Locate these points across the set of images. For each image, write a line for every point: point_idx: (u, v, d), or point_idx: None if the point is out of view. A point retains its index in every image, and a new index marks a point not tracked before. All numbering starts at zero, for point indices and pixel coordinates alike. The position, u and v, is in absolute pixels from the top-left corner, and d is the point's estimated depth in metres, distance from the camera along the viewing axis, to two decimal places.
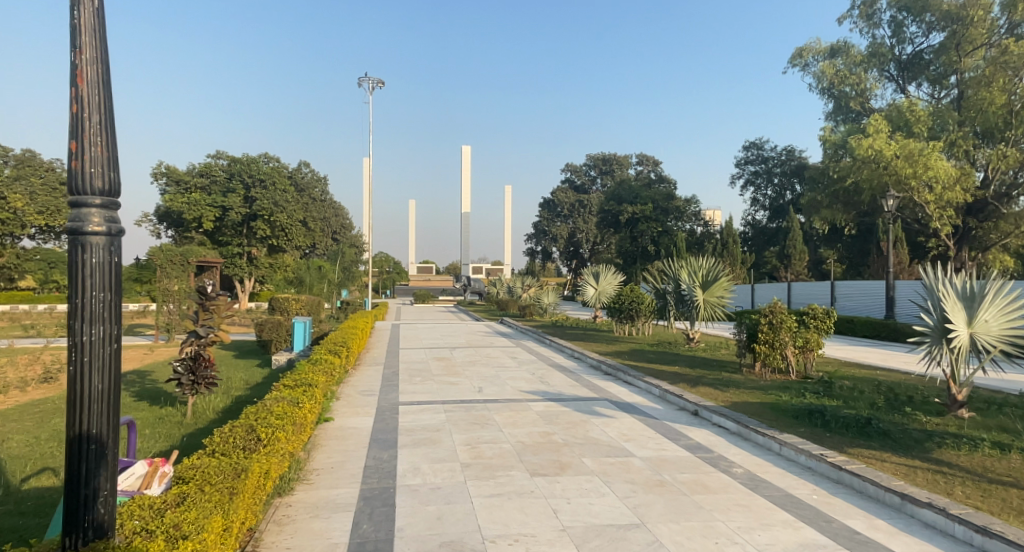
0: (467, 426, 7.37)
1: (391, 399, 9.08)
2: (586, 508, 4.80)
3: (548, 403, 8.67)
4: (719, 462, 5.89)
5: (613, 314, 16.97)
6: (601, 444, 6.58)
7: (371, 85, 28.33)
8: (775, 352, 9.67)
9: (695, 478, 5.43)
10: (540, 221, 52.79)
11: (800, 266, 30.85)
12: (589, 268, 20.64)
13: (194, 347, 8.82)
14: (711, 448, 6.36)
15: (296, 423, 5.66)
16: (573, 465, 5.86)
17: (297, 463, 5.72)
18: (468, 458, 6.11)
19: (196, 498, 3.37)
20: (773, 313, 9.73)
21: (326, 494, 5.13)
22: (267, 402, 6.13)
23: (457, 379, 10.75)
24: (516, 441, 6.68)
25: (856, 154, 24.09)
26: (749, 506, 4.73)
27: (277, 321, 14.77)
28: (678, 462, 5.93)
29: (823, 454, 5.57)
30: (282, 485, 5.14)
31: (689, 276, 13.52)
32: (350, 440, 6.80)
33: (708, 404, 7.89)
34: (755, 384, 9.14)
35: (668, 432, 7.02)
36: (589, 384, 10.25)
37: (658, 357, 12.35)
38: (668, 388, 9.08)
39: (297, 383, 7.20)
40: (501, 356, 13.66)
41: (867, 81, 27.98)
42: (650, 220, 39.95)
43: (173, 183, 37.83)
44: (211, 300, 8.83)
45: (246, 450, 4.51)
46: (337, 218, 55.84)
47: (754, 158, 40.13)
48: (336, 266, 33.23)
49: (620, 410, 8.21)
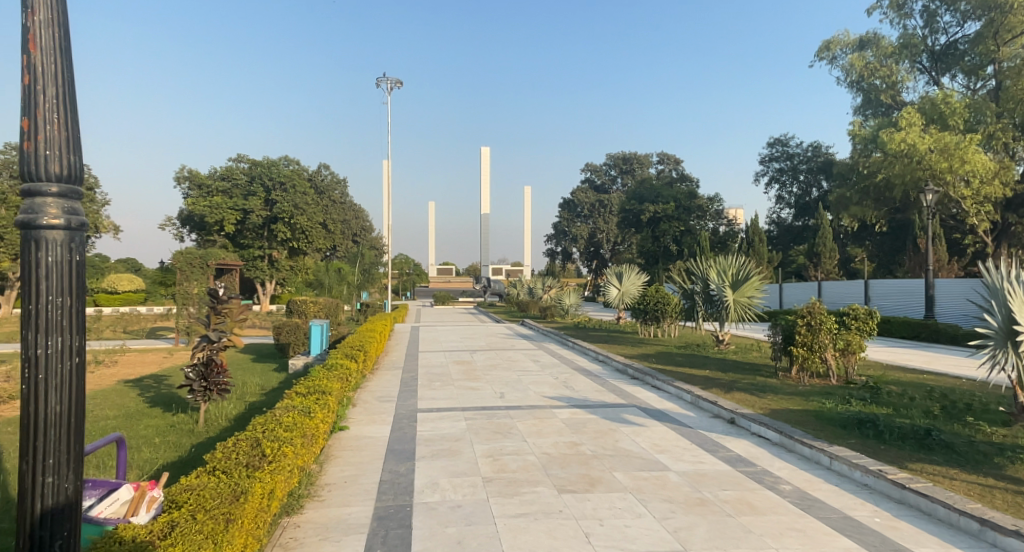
0: (488, 435, 6.96)
1: (410, 405, 8.70)
2: (621, 531, 4.36)
3: (573, 410, 8.23)
4: (763, 477, 5.41)
5: (637, 315, 16.46)
6: (632, 456, 6.13)
7: (389, 86, 28.14)
8: (813, 356, 9.12)
9: (739, 496, 4.97)
10: (559, 221, 52.28)
11: (829, 264, 30.02)
12: (612, 268, 20.07)
13: (207, 352, 8.51)
14: (753, 461, 5.87)
15: (306, 435, 5.29)
16: (603, 480, 5.42)
17: (306, 478, 5.36)
18: (490, 471, 5.69)
19: (187, 527, 3.00)
20: (812, 314, 9.18)
21: (337, 513, 4.76)
22: (278, 412, 5.77)
23: (478, 383, 10.35)
24: (541, 452, 6.25)
25: (888, 149, 23.29)
26: (804, 530, 4.28)
27: (295, 324, 14.52)
28: (718, 477, 5.46)
29: (882, 469, 5.08)
30: (289, 504, 4.76)
31: (719, 275, 12.96)
32: (366, 451, 6.43)
33: (745, 411, 7.40)
34: (794, 390, 8.61)
35: (705, 443, 6.56)
36: (616, 389, 9.78)
37: (687, 360, 11.84)
38: (700, 393, 8.58)
39: (310, 391, 6.85)
40: (523, 359, 13.24)
41: (898, 73, 27.07)
42: (672, 220, 39.28)
43: (196, 187, 38.14)
44: (223, 304, 8.64)
45: (248, 468, 4.14)
46: (357, 220, 55.84)
47: (779, 155, 39.15)
48: (356, 268, 33.08)
49: (651, 418, 7.73)
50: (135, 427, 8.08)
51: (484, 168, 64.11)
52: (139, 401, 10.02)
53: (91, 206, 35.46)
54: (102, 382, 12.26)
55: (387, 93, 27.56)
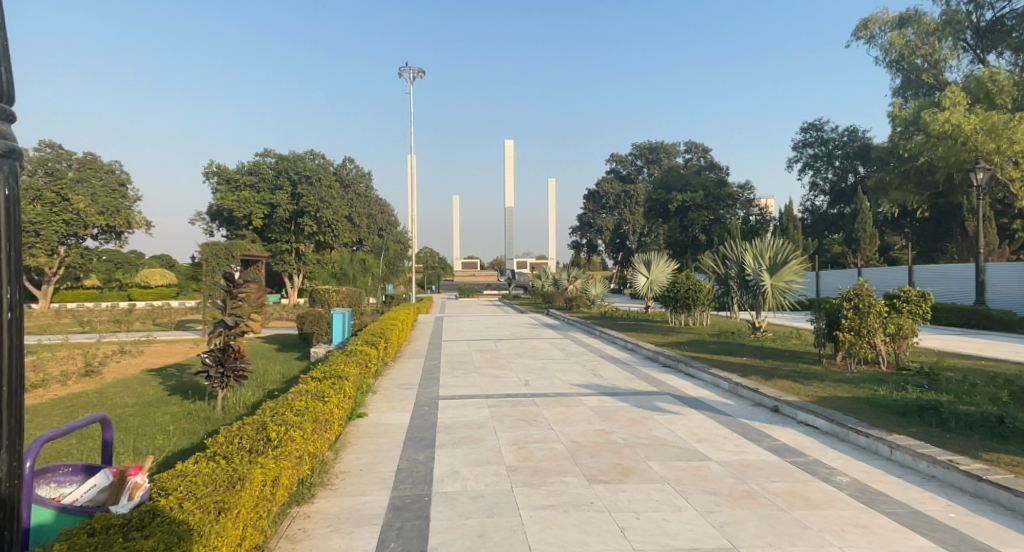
0: (513, 423, 6.56)
1: (431, 393, 8.35)
2: (660, 525, 3.93)
3: (603, 398, 7.78)
4: (817, 468, 4.92)
5: (667, 303, 15.88)
6: (668, 445, 5.67)
7: (412, 75, 27.68)
8: (861, 341, 8.55)
9: (790, 488, 4.50)
10: (584, 213, 51.63)
11: (869, 250, 29.32)
12: (640, 255, 19.43)
13: (223, 338, 8.20)
14: (803, 451, 5.38)
15: (319, 420, 4.95)
16: (637, 470, 4.97)
17: (319, 465, 5.02)
18: (515, 460, 5.28)
19: (176, 517, 2.64)
20: (859, 296, 8.55)
21: (352, 502, 4.41)
22: (291, 396, 5.43)
23: (502, 371, 9.95)
24: (569, 441, 5.83)
25: (931, 131, 22.27)
26: (869, 527, 3.83)
27: (318, 314, 14.29)
28: (765, 467, 4.98)
29: (952, 460, 4.58)
30: (297, 493, 4.42)
31: (755, 259, 12.34)
32: (385, 438, 6.09)
33: (789, 398, 6.89)
34: (841, 377, 8.05)
35: (747, 432, 6.07)
36: (647, 377, 9.31)
37: (722, 348, 11.28)
38: (739, 381, 8.07)
39: (326, 375, 6.51)
40: (549, 348, 12.81)
41: (941, 51, 25.96)
42: (701, 209, 38.35)
43: (224, 182, 38.31)
44: (239, 288, 8.24)
45: (252, 453, 3.79)
46: (382, 215, 55.83)
47: (813, 140, 37.96)
48: (380, 260, 32.97)
49: (687, 406, 7.25)
50: (150, 415, 7.82)
51: (508, 160, 63.46)
52: (159, 389, 9.84)
53: (124, 201, 35.89)
54: (125, 371, 12.15)
55: (410, 83, 27.15)
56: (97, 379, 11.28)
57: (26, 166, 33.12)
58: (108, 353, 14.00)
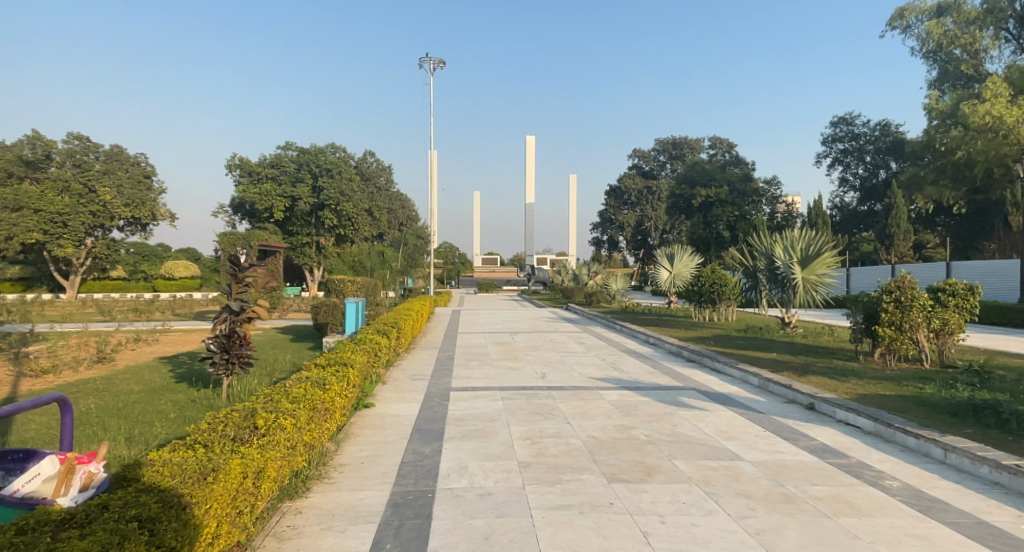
0: (527, 416, 6.15)
1: (443, 384, 7.98)
2: (688, 531, 3.50)
3: (623, 392, 7.33)
4: (862, 471, 4.45)
5: (691, 298, 15.32)
6: (694, 442, 5.22)
7: (432, 66, 27.27)
8: (902, 337, 8.02)
9: (834, 492, 4.05)
10: (606, 209, 50.90)
11: (902, 247, 28.55)
12: (663, 249, 18.85)
13: (228, 324, 7.85)
14: (844, 452, 4.91)
15: (317, 408, 4.56)
16: (661, 469, 4.54)
17: (317, 456, 4.65)
18: (527, 456, 4.87)
19: (131, 510, 2.27)
20: (900, 289, 8.05)
21: (349, 497, 4.05)
22: (290, 383, 5.06)
23: (519, 364, 9.56)
24: (587, 436, 5.40)
25: (970, 123, 21.35)
26: (931, 539, 3.37)
27: (332, 304, 14.05)
28: (803, 469, 4.52)
29: (1020, 466, 4.09)
30: (290, 485, 4.05)
31: (786, 251, 11.78)
32: (391, 430, 5.71)
33: (826, 395, 6.40)
34: (881, 374, 7.53)
35: (782, 430, 5.60)
36: (670, 371, 8.84)
37: (750, 344, 10.76)
38: (770, 376, 7.57)
39: (330, 363, 6.15)
40: (567, 341, 12.36)
41: (981, 40, 24.96)
42: (726, 205, 37.54)
43: (246, 174, 38.36)
44: (245, 272, 7.90)
45: (235, 442, 3.41)
46: (403, 209, 55.75)
47: (843, 134, 36.82)
48: (399, 254, 32.70)
49: (714, 402, 6.78)
50: (154, 402, 7.53)
51: (530, 155, 62.92)
52: (168, 376, 9.61)
53: (150, 193, 36.09)
54: (138, 358, 11.98)
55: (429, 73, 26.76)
56: (109, 365, 11.11)
57: (55, 158, 33.71)
58: (123, 340, 13.89)
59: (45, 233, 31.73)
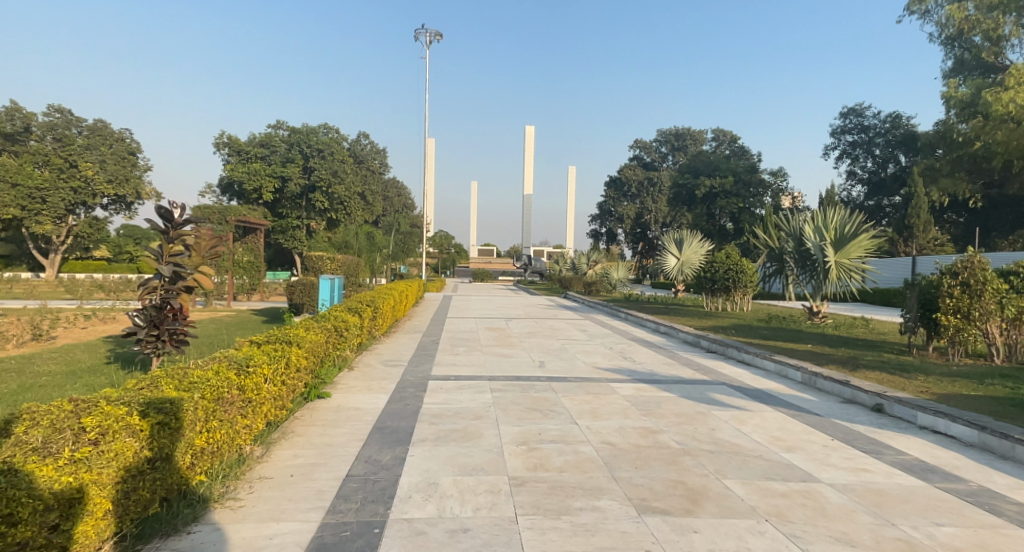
0: (523, 413, 4.82)
1: (422, 372, 6.64)
2: None
3: (639, 386, 5.99)
4: (997, 505, 3.13)
5: (704, 285, 13.98)
6: (745, 454, 3.88)
7: (428, 39, 25.59)
8: (970, 326, 6.78)
9: (975, 539, 2.74)
10: (605, 200, 49.34)
11: (923, 238, 27.49)
12: (673, 234, 17.43)
13: (159, 292, 6.39)
14: (953, 473, 3.60)
15: (224, 398, 3.17)
16: (711, 495, 3.20)
17: (224, 467, 3.28)
18: (521, 471, 3.52)
19: None
20: (969, 270, 6.77)
21: (252, 534, 2.68)
22: (197, 363, 3.65)
23: (512, 351, 8.21)
24: (601, 442, 4.07)
25: (989, 113, 19.90)
26: None
27: (309, 282, 12.72)
28: (912, 498, 3.20)
29: None
30: (168, 514, 2.72)
31: (817, 231, 10.44)
32: (344, 428, 4.37)
33: (898, 395, 5.08)
34: (950, 371, 6.25)
35: (854, 438, 4.29)
36: (690, 362, 7.53)
37: (777, 334, 9.44)
38: (815, 371, 6.26)
39: (271, 340, 4.77)
40: (568, 328, 11.00)
41: (1004, 27, 22.96)
42: (730, 196, 36.10)
43: (234, 154, 36.62)
44: (178, 232, 6.47)
45: (31, 456, 2.05)
46: (399, 197, 54.26)
47: (852, 126, 35.50)
48: (390, 240, 31.16)
49: (753, 400, 5.46)
50: (65, 384, 6.17)
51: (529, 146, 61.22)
52: (100, 356, 8.21)
53: (134, 170, 34.38)
54: (83, 336, 10.54)
55: (425, 46, 25.11)
56: (45, 344, 9.66)
57: (34, 131, 32.06)
58: (75, 318, 12.45)
59: (23, 209, 29.96)
